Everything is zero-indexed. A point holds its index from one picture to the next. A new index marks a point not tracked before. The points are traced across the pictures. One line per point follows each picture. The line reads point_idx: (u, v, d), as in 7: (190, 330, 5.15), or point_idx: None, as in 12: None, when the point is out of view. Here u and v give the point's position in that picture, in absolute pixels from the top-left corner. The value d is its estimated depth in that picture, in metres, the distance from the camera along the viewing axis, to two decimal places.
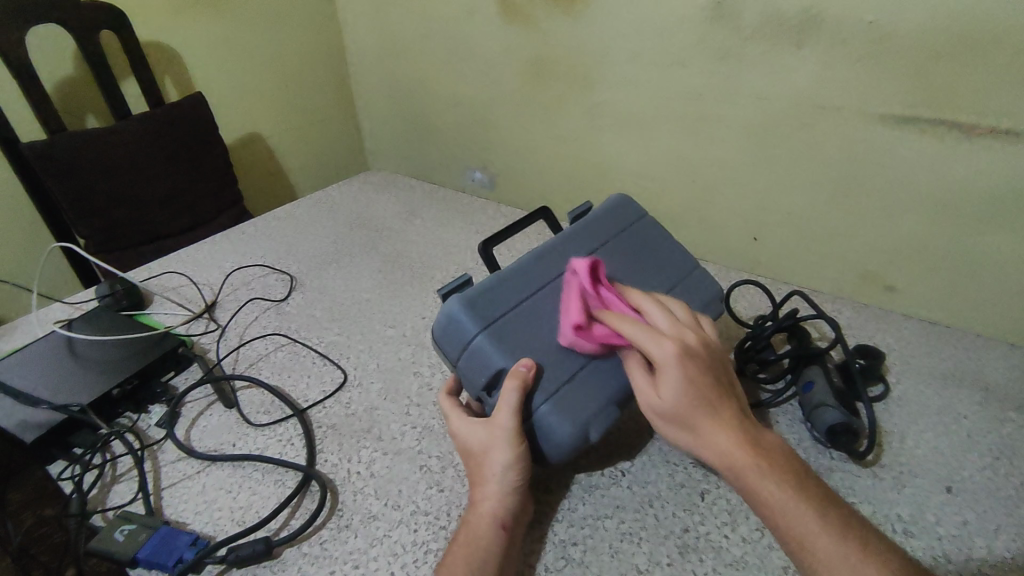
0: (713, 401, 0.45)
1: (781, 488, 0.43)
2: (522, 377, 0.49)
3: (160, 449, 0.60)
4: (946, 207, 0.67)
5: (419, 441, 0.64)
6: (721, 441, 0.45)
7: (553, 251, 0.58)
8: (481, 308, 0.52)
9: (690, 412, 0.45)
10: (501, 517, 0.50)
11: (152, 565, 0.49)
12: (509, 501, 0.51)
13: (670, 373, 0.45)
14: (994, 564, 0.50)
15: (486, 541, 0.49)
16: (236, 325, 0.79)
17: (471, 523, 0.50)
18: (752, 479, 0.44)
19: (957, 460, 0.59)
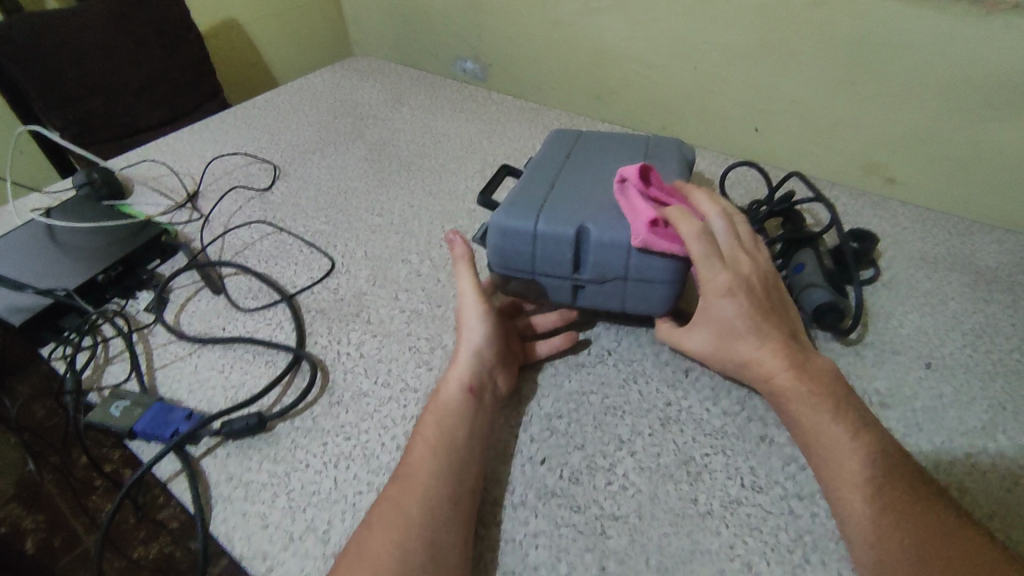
0: (754, 325, 0.51)
1: (818, 403, 0.47)
2: (462, 250, 0.55)
3: (151, 332, 0.63)
4: (955, 90, 0.65)
5: (407, 324, 0.63)
6: (763, 361, 0.50)
7: (541, 163, 0.62)
8: (523, 204, 0.54)
9: (726, 336, 0.52)
10: (468, 381, 0.51)
11: (149, 436, 0.52)
12: (476, 366, 0.52)
13: (716, 302, 0.51)
14: (964, 432, 0.51)
15: (455, 401, 0.50)
16: (221, 216, 0.79)
17: (441, 391, 0.51)
18: (788, 398, 0.48)
19: (939, 338, 0.58)
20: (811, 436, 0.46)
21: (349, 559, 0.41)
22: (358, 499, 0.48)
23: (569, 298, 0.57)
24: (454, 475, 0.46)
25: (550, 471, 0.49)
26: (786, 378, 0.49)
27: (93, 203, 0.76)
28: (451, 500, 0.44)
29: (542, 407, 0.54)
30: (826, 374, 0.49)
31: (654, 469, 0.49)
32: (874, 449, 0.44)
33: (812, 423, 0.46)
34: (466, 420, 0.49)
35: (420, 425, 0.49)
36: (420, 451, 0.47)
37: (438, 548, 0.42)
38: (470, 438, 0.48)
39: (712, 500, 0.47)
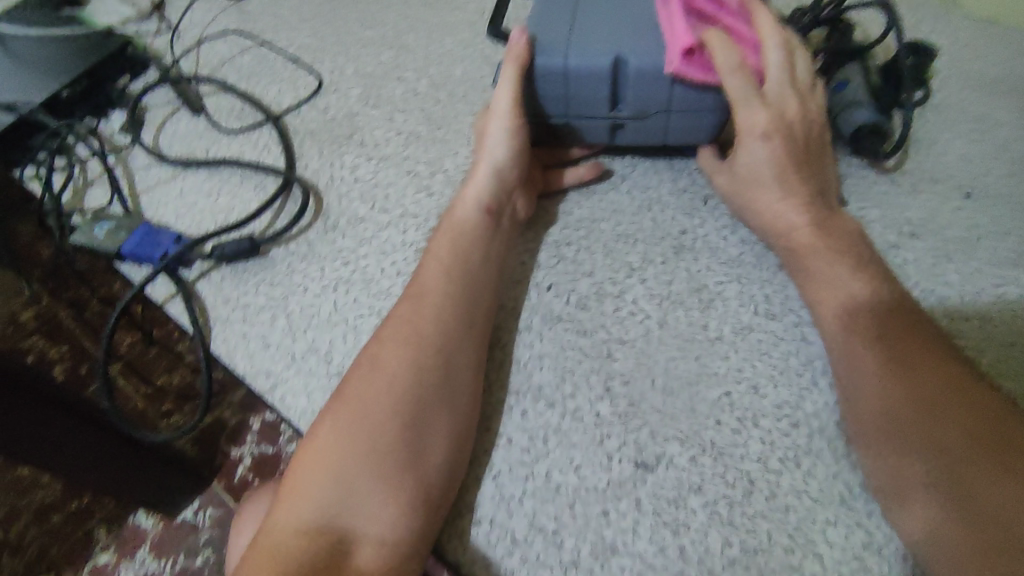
0: (786, 173, 0.47)
1: (839, 261, 0.44)
2: (518, 51, 0.47)
3: (130, 155, 0.59)
4: None
5: (404, 148, 0.58)
6: (783, 214, 0.47)
7: None
8: (549, 38, 0.48)
9: (752, 182, 0.48)
10: (485, 201, 0.49)
11: (140, 259, 0.50)
12: (495, 185, 0.49)
13: (751, 144, 0.48)
14: (994, 264, 0.48)
15: (471, 219, 0.48)
16: (193, 27, 0.70)
17: (456, 211, 0.49)
18: (806, 254, 0.45)
19: (984, 167, 0.53)
20: (823, 292, 0.44)
21: (357, 369, 0.42)
22: (361, 323, 0.47)
23: (606, 138, 0.51)
24: (467, 296, 0.44)
25: (557, 298, 0.47)
26: (808, 234, 0.46)
27: (47, 10, 0.68)
28: (465, 320, 0.43)
29: (550, 234, 0.51)
30: (852, 234, 0.46)
31: (664, 298, 0.47)
32: (890, 310, 0.42)
33: (830, 280, 0.44)
34: (479, 239, 0.47)
35: (434, 243, 0.48)
36: (432, 270, 0.46)
37: (450, 363, 0.41)
38: (484, 262, 0.46)
39: (723, 327, 0.45)
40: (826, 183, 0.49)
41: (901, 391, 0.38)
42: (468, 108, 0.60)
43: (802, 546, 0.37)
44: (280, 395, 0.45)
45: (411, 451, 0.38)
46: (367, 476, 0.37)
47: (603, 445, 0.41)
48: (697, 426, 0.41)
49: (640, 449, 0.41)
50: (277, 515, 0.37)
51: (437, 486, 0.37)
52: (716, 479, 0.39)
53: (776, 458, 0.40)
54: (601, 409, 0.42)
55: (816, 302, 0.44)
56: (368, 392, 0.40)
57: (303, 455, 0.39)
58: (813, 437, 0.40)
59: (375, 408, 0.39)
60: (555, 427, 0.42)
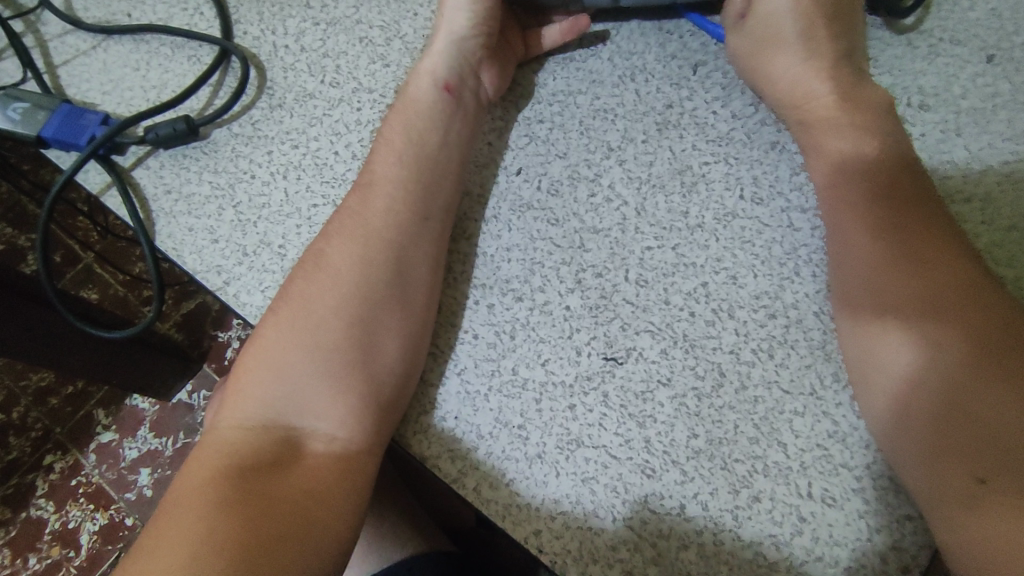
0: (815, 29, 0.43)
1: (847, 140, 0.40)
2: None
3: (40, 21, 0.51)
4: None
5: (355, 8, 0.50)
6: (803, 79, 0.43)
7: None
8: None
9: (773, 42, 0.43)
10: (442, 77, 0.44)
11: (65, 145, 0.45)
12: (454, 57, 0.44)
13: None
14: (1007, 138, 0.43)
15: (427, 97, 0.43)
16: None
17: (410, 89, 0.44)
18: (819, 125, 0.42)
19: (1014, 24, 0.47)
20: (830, 170, 0.40)
21: (304, 265, 0.39)
22: (315, 214, 0.44)
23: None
24: (424, 188, 0.41)
25: (527, 183, 0.43)
26: (828, 103, 0.42)
27: None
28: (421, 214, 0.40)
29: (523, 112, 0.46)
30: (880, 102, 0.41)
31: (644, 182, 0.43)
32: (893, 193, 0.38)
33: (840, 159, 0.40)
34: (438, 118, 0.43)
35: (386, 126, 0.43)
36: (385, 157, 0.42)
37: (403, 261, 0.39)
38: (443, 146, 0.42)
39: (705, 213, 0.42)
40: (856, 39, 0.43)
41: (887, 281, 0.36)
42: None
43: (767, 436, 0.37)
44: (234, 292, 0.42)
45: (361, 350, 0.36)
46: (314, 374, 0.36)
47: (571, 338, 0.40)
48: (670, 318, 0.40)
49: (610, 343, 0.39)
50: (223, 412, 0.36)
51: (389, 385, 0.36)
52: (685, 372, 0.38)
53: (749, 350, 0.39)
54: (571, 302, 0.40)
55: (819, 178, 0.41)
56: (314, 289, 0.38)
57: (247, 352, 0.37)
58: (790, 328, 0.39)
59: (322, 308, 0.37)
60: (523, 321, 0.40)
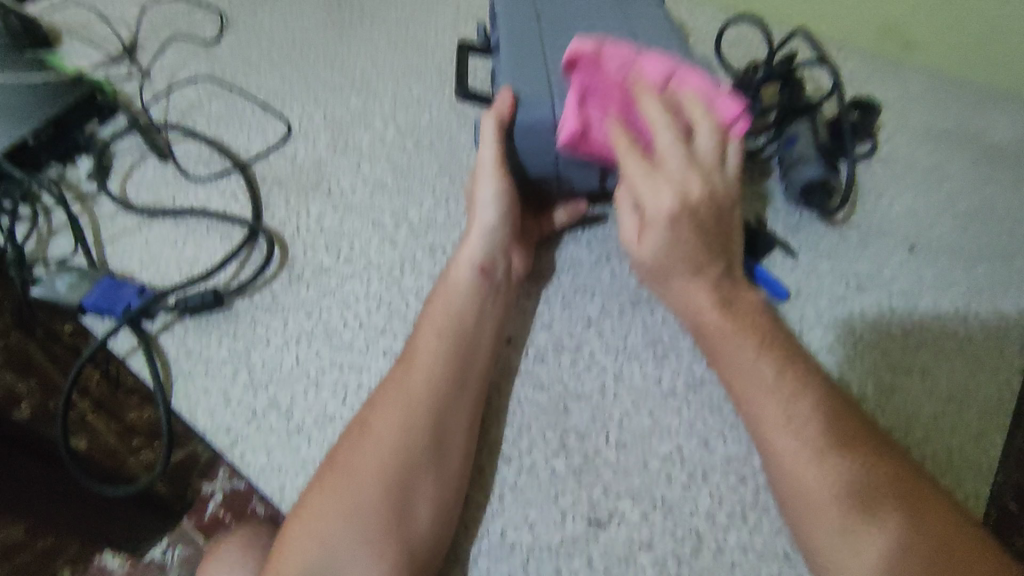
0: (688, 263, 0.46)
1: (737, 347, 0.44)
2: (501, 107, 0.46)
3: (96, 202, 0.59)
4: None
5: (370, 197, 0.59)
6: (689, 299, 0.46)
7: (512, 20, 0.52)
8: (539, 92, 0.47)
9: (657, 269, 0.47)
10: (479, 262, 0.48)
11: (102, 312, 0.50)
12: (489, 247, 0.48)
13: (655, 229, 0.46)
14: (936, 317, 0.50)
15: (465, 279, 0.47)
16: (162, 70, 0.71)
17: (450, 274, 0.48)
18: (711, 333, 0.45)
19: (929, 219, 0.56)
20: (736, 375, 0.43)
21: (344, 437, 0.42)
22: (323, 377, 0.48)
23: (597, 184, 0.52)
24: (463, 363, 0.44)
25: (517, 351, 0.48)
26: (714, 317, 0.45)
27: (15, 54, 0.68)
28: (457, 381, 0.43)
29: (544, 290, 0.52)
30: (757, 315, 0.46)
31: (621, 351, 0.48)
32: (796, 393, 0.41)
33: (737, 366, 0.43)
34: (474, 302, 0.47)
35: (428, 308, 0.47)
36: (426, 333, 0.45)
37: (441, 431, 0.41)
38: (480, 319, 0.46)
39: (677, 381, 0.46)
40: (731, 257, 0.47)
41: (847, 460, 0.39)
42: (434, 156, 0.61)
43: None
44: (240, 452, 0.45)
45: (397, 516, 0.39)
46: (354, 541, 0.38)
47: (557, 501, 0.42)
48: (649, 481, 0.42)
49: (594, 505, 0.42)
50: None
51: (425, 550, 0.38)
52: (665, 535, 0.40)
53: (723, 514, 0.41)
54: (556, 464, 0.43)
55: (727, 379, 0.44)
56: (355, 458, 0.40)
57: (292, 520, 0.39)
58: (760, 493, 0.42)
59: (363, 472, 0.40)
60: (512, 483, 0.43)
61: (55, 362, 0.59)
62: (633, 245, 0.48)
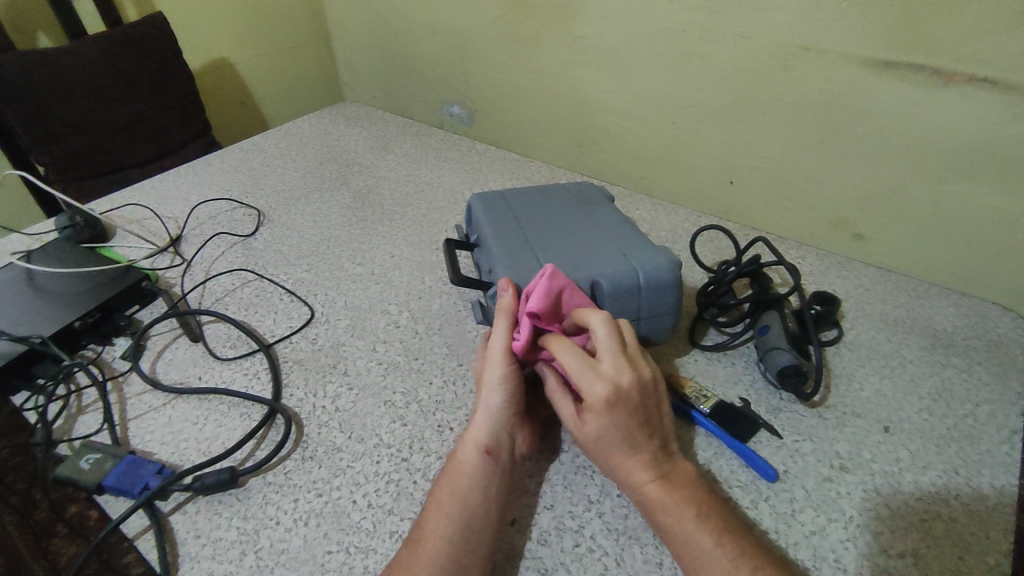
0: (634, 440, 0.48)
1: (675, 518, 0.45)
2: (507, 303, 0.54)
3: (126, 381, 0.63)
4: (923, 154, 0.68)
5: (383, 377, 0.64)
6: (633, 474, 0.48)
7: (501, 226, 0.63)
8: None
9: (603, 448, 0.48)
10: (485, 442, 0.51)
11: (118, 491, 0.52)
12: (497, 428, 0.51)
13: (595, 416, 0.47)
14: (919, 497, 0.52)
15: (471, 462, 0.49)
16: (202, 260, 0.80)
17: (459, 453, 0.51)
18: (654, 508, 0.46)
19: (898, 401, 0.61)
20: (680, 546, 0.44)
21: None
22: (328, 560, 0.48)
23: None
24: (467, 546, 0.45)
25: (521, 532, 0.50)
26: (653, 488, 0.47)
27: (74, 247, 0.78)
28: (458, 568, 0.44)
29: (548, 470, 0.54)
30: (696, 484, 0.48)
31: (621, 532, 0.50)
32: (737, 560, 0.43)
33: (681, 535, 0.45)
34: (481, 484, 0.48)
35: (436, 492, 0.49)
36: (433, 517, 0.47)
37: None
38: (484, 502, 0.48)
39: (677, 564, 0.47)
40: None
41: None
42: (443, 339, 0.68)
43: None
44: None
45: None
46: None
47: None
48: None
49: None
50: None
51: None
52: None
53: None
54: None
55: (674, 554, 0.45)
56: None
57: None
58: None
59: None
60: None
61: (33, 538, 0.50)
62: (576, 426, 0.49)
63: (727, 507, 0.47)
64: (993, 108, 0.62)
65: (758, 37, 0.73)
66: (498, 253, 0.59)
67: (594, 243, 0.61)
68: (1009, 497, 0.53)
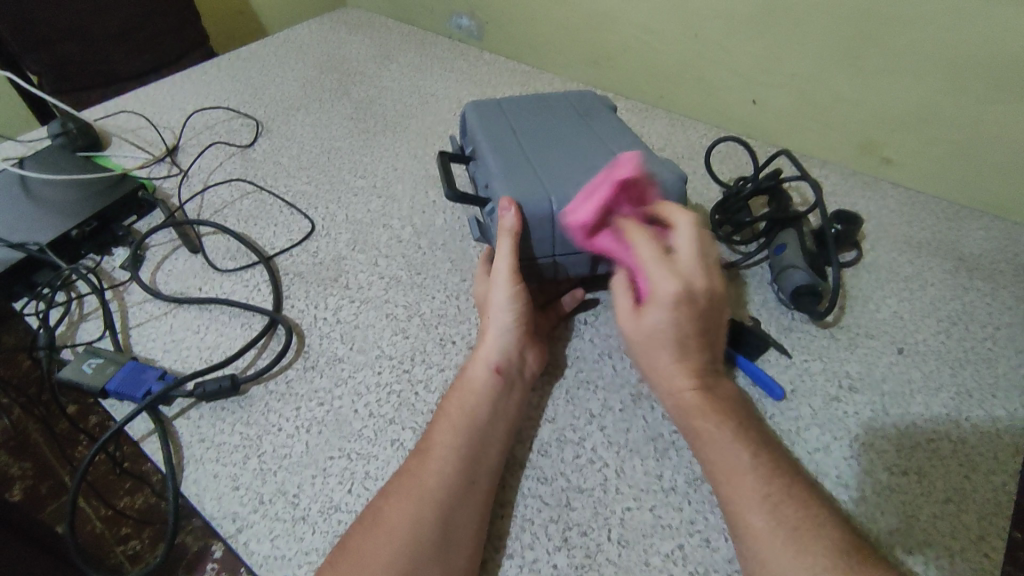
0: (683, 344, 0.47)
1: (711, 427, 0.45)
2: (508, 224, 0.50)
3: (126, 290, 0.63)
4: (966, 69, 0.63)
5: (385, 291, 0.62)
6: (674, 379, 0.48)
7: (495, 137, 0.59)
8: (535, 189, 0.52)
9: (652, 346, 0.48)
10: (496, 360, 0.50)
11: (122, 395, 0.52)
12: (507, 345, 0.50)
13: (656, 309, 0.47)
14: (929, 419, 0.51)
15: (481, 380, 0.49)
16: (200, 171, 0.78)
17: (468, 371, 0.50)
18: (690, 413, 0.46)
19: (915, 324, 0.59)
20: (711, 454, 0.44)
21: (363, 522, 0.42)
22: (329, 465, 0.49)
23: (588, 269, 0.57)
24: (475, 457, 0.45)
25: (522, 443, 0.50)
26: (694, 397, 0.47)
27: (68, 154, 0.75)
28: (468, 478, 0.44)
29: (554, 386, 0.54)
30: (736, 400, 0.48)
31: (622, 445, 0.49)
32: (772, 473, 0.42)
33: (715, 444, 0.44)
34: (490, 400, 0.48)
35: (444, 405, 0.48)
36: (442, 428, 0.46)
37: (451, 522, 0.41)
38: (492, 417, 0.47)
39: (677, 477, 0.47)
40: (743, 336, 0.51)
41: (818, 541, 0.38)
42: (447, 255, 0.66)
43: None
44: (244, 540, 0.45)
45: None
46: None
47: None
48: None
49: None
50: None
51: None
52: None
53: None
54: (558, 560, 0.43)
55: (706, 465, 0.45)
56: (370, 545, 0.40)
57: None
58: None
59: (372, 559, 0.39)
60: None
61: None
62: (632, 320, 0.49)
63: (761, 426, 0.47)
64: None
65: None
66: (492, 166, 0.55)
67: (593, 155, 0.57)
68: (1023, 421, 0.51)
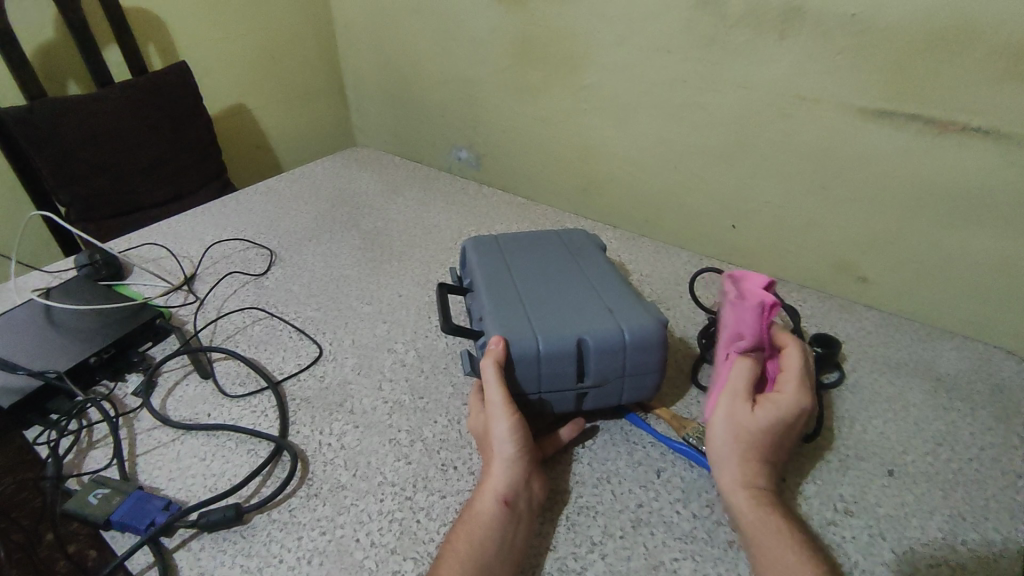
0: (768, 445, 0.53)
1: (779, 526, 0.49)
2: (495, 355, 0.54)
3: (137, 417, 0.64)
4: (923, 203, 0.70)
5: (388, 416, 0.64)
6: (747, 473, 0.52)
7: (489, 275, 0.64)
8: (522, 330, 0.56)
9: (735, 438, 0.53)
10: (501, 492, 0.51)
11: (125, 526, 0.53)
12: (512, 478, 0.51)
13: (772, 411, 0.53)
14: (926, 543, 0.52)
15: (487, 513, 0.50)
16: (214, 299, 0.82)
17: (473, 504, 0.51)
18: (760, 505, 0.50)
19: (902, 445, 0.61)
20: (775, 545, 0.47)
21: None
22: None
23: (575, 405, 0.59)
24: None
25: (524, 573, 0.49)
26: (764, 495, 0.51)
27: (92, 284, 0.80)
28: None
29: (557, 515, 0.54)
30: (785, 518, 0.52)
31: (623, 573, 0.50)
32: None
33: (779, 537, 0.48)
34: (496, 534, 0.48)
35: (452, 539, 0.49)
36: (449, 563, 0.47)
37: None
38: (498, 552, 0.48)
39: None
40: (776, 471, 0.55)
41: None
42: (449, 378, 0.69)
43: None
44: None
45: None
46: None
47: None
48: None
49: None
50: None
51: None
52: None
53: None
54: None
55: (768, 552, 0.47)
56: None
57: None
58: None
59: None
60: None
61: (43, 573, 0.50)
62: (746, 416, 0.53)
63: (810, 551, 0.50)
64: (988, 158, 0.64)
65: (758, 87, 0.75)
66: (485, 304, 0.60)
67: (579, 296, 0.61)
68: (1018, 544, 0.52)
